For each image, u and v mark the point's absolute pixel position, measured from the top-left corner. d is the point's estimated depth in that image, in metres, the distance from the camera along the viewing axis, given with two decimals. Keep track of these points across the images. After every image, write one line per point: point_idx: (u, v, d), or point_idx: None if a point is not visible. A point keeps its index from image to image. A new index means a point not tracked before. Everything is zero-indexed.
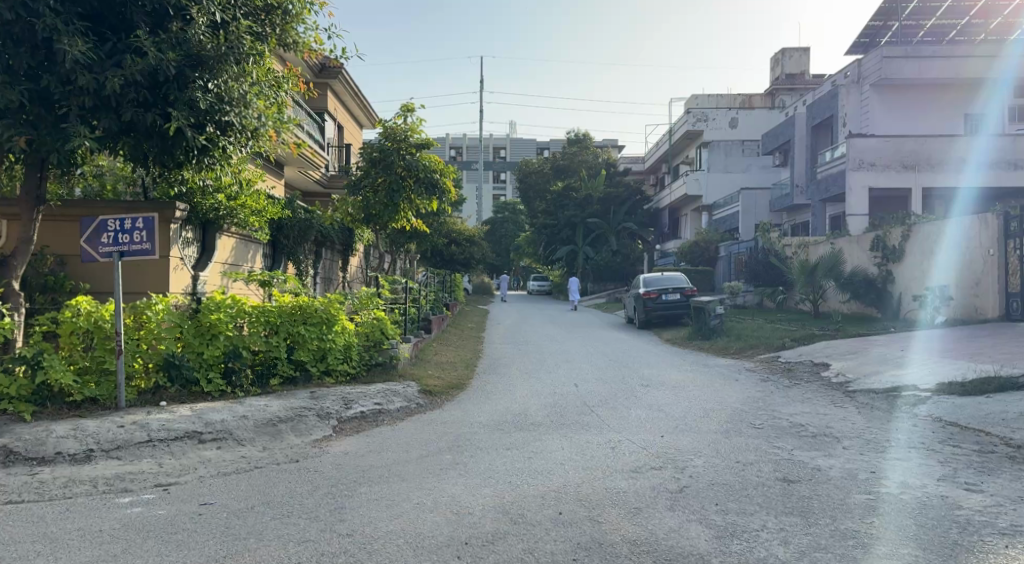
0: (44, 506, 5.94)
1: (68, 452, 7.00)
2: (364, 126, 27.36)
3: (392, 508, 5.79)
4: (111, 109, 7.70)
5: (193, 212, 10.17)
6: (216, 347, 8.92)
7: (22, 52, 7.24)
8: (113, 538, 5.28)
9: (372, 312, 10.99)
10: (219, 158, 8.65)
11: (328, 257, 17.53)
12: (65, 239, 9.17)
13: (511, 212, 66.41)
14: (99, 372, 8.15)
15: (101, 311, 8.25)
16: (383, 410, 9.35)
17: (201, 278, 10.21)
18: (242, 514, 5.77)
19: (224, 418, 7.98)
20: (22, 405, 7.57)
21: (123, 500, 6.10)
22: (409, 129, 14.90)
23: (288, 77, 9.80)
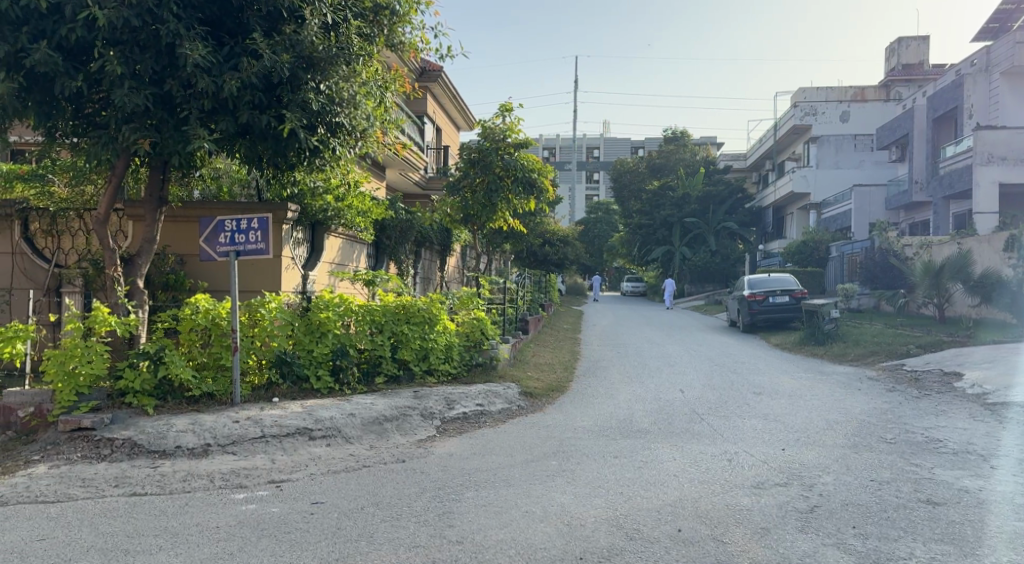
0: (165, 500, 6.10)
1: (187, 445, 7.18)
2: (461, 128, 27.52)
3: (501, 515, 5.65)
4: (228, 112, 7.87)
5: (303, 213, 10.33)
6: (325, 345, 9.05)
7: (147, 58, 7.46)
8: (230, 535, 5.35)
9: (472, 312, 10.94)
10: (329, 159, 8.77)
11: (427, 257, 17.65)
12: (184, 239, 9.41)
13: (605, 212, 65.94)
14: (215, 368, 8.37)
15: (218, 309, 8.43)
16: (485, 411, 9.26)
17: (310, 278, 10.38)
18: (353, 515, 5.75)
19: (334, 415, 8.05)
20: (145, 399, 7.81)
21: (239, 496, 6.20)
22: (507, 129, 14.80)
23: (395, 77, 9.88)
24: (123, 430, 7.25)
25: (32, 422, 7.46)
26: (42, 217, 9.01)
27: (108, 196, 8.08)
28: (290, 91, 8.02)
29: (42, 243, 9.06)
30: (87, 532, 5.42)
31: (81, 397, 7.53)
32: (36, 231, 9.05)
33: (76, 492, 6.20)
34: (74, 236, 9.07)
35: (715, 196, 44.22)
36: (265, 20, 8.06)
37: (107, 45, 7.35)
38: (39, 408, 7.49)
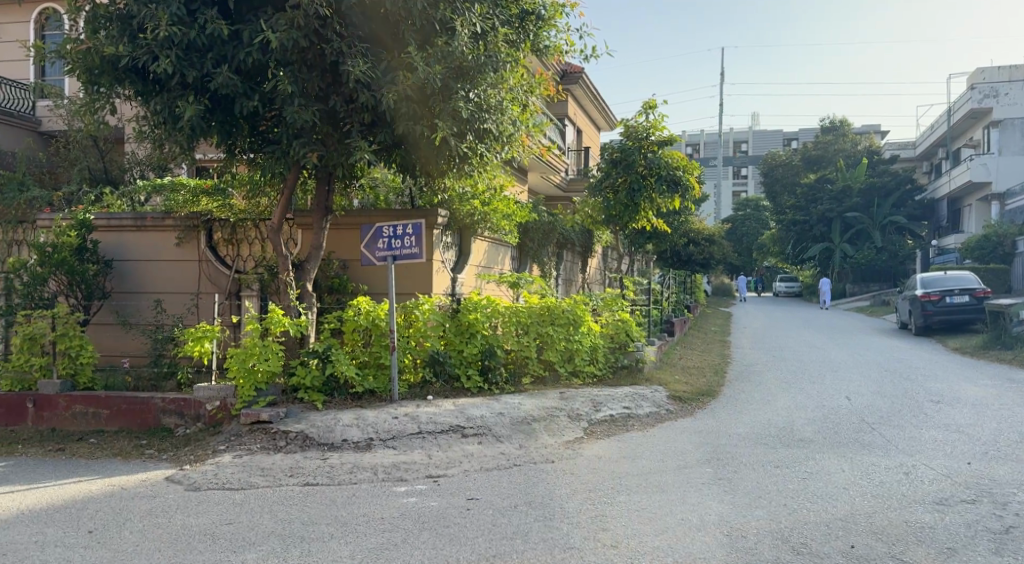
0: (333, 490, 6.45)
1: (352, 439, 7.56)
2: (602, 128, 27.39)
3: (657, 522, 5.57)
4: (386, 124, 8.28)
5: (452, 218, 10.61)
6: (474, 346, 9.25)
7: (313, 75, 7.88)
8: (393, 526, 5.59)
9: (616, 313, 10.89)
10: (477, 164, 9.00)
11: (569, 259, 17.67)
12: (347, 245, 9.89)
13: (755, 209, 63.43)
14: (376, 366, 8.74)
15: (378, 310, 8.78)
16: (633, 414, 9.15)
17: (458, 280, 10.69)
18: (507, 512, 5.85)
19: (484, 414, 8.24)
20: (315, 395, 8.27)
21: (400, 489, 6.47)
22: (650, 127, 14.65)
23: (540, 81, 10.01)
24: (296, 423, 7.74)
25: (218, 415, 8.04)
26: (224, 227, 9.78)
27: (280, 206, 8.66)
28: (442, 101, 8.31)
29: (224, 251, 9.85)
30: (266, 518, 5.83)
31: (259, 393, 8.06)
32: (218, 240, 9.85)
33: (256, 480, 6.69)
34: (251, 243, 9.81)
35: (880, 188, 41.44)
36: (419, 33, 8.35)
37: (279, 65, 7.83)
38: (223, 402, 8.06)
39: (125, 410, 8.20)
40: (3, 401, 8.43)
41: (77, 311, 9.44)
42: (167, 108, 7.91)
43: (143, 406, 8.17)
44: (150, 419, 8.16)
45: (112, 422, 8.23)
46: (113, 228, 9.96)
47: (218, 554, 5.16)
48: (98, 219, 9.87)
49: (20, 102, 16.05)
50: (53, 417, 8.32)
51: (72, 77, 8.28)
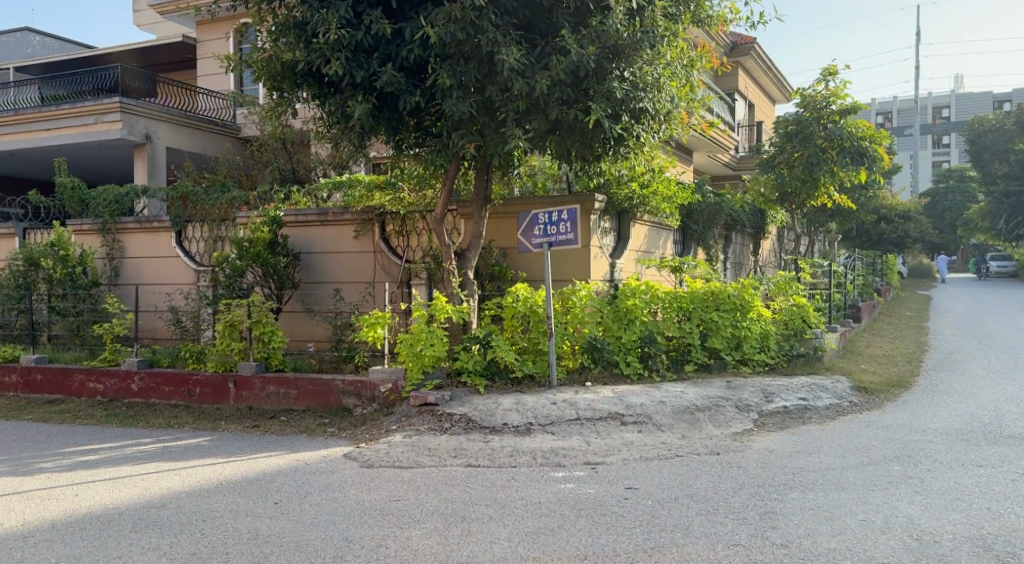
0: (494, 471, 6.52)
1: (513, 423, 7.69)
2: (777, 100, 25.99)
3: (833, 521, 5.23)
4: (540, 110, 8.22)
5: (610, 202, 10.53)
6: (633, 332, 9.15)
7: (470, 68, 8.04)
8: (550, 511, 5.57)
9: (790, 298, 10.31)
10: (633, 146, 8.91)
11: (739, 241, 16.98)
12: (505, 233, 10.04)
13: (959, 180, 57.66)
14: (535, 352, 8.83)
15: (535, 297, 8.87)
16: (810, 407, 8.65)
17: (617, 265, 10.55)
18: (667, 504, 5.72)
19: (644, 402, 8.10)
20: (478, 379, 8.46)
21: (558, 475, 6.47)
22: (830, 95, 13.73)
23: (702, 54, 9.69)
24: (460, 406, 7.98)
25: (391, 396, 8.45)
26: (395, 219, 10.20)
27: (442, 197, 8.97)
28: (596, 83, 8.21)
29: (395, 242, 10.31)
30: (432, 496, 5.85)
31: (426, 376, 8.36)
32: (390, 231, 10.31)
33: (423, 459, 6.82)
34: (418, 234, 10.17)
35: None
36: (573, 16, 8.31)
37: (439, 60, 8.06)
38: (395, 385, 8.47)
39: (309, 390, 8.81)
40: (208, 382, 9.29)
41: (271, 300, 10.36)
42: (340, 108, 8.40)
43: (325, 387, 8.74)
44: (331, 399, 8.71)
45: (300, 401, 8.88)
46: (300, 223, 10.77)
47: (387, 528, 5.23)
48: (287, 215, 10.72)
49: (221, 111, 17.72)
50: (251, 396, 9.09)
51: (259, 83, 8.93)
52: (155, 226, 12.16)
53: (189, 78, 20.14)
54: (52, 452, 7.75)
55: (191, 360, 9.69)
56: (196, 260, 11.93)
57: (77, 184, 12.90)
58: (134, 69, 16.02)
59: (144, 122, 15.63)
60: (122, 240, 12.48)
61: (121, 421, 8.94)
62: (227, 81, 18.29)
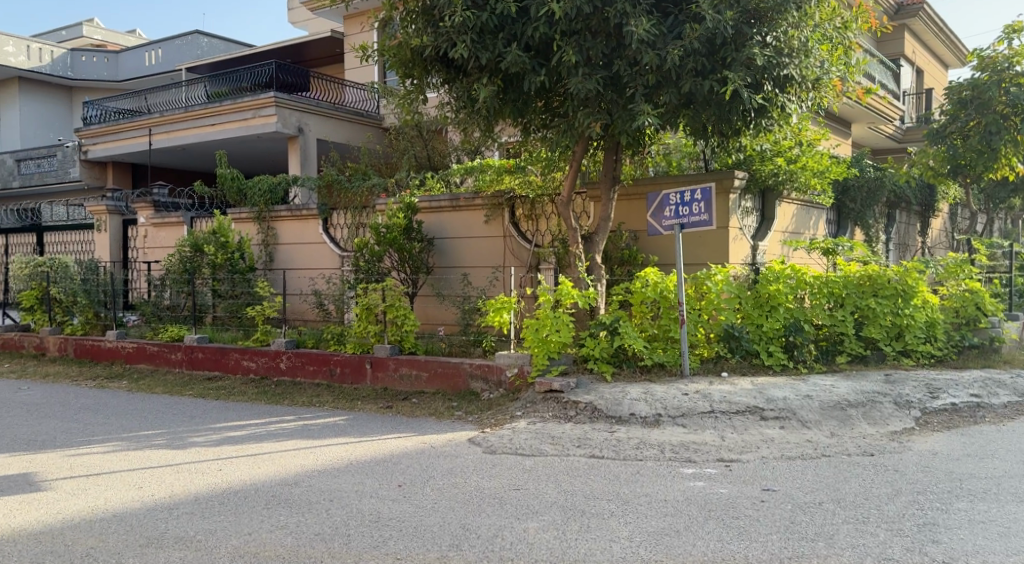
0: (619, 465, 6.20)
1: (640, 414, 7.33)
2: (951, 65, 23.64)
3: (1008, 540, 4.56)
4: (672, 83, 7.78)
5: (753, 179, 9.87)
6: (776, 320, 8.52)
7: (598, 43, 7.71)
8: (676, 511, 5.19)
9: (963, 283, 9.30)
10: (777, 118, 8.26)
11: (903, 221, 15.56)
12: (636, 216, 9.65)
13: None
14: (666, 339, 8.42)
15: (666, 282, 8.40)
16: (984, 405, 7.71)
17: (761, 248, 9.88)
18: (810, 510, 5.21)
19: (787, 396, 7.50)
20: (604, 366, 8.18)
21: (688, 472, 6.07)
22: (1013, 56, 12.22)
23: (859, 14, 8.83)
24: (586, 394, 7.70)
25: (517, 382, 8.34)
26: (524, 203, 10.03)
27: (569, 178, 8.70)
28: (734, 50, 7.65)
29: (525, 226, 10.15)
30: (552, 488, 5.60)
31: (552, 362, 8.16)
32: (520, 216, 10.15)
33: (546, 448, 6.61)
34: (548, 218, 9.95)
35: None
36: None
37: (564, 37, 7.77)
38: (521, 370, 8.34)
39: (439, 373, 8.85)
40: (347, 362, 9.55)
41: (405, 285, 10.48)
42: (466, 92, 8.35)
43: (454, 370, 8.75)
44: (459, 382, 8.72)
45: (431, 384, 8.94)
46: (433, 209, 10.84)
47: (504, 519, 5.00)
48: (421, 202, 10.82)
49: (366, 102, 18.27)
50: (385, 377, 9.26)
51: (391, 72, 8.96)
52: (304, 214, 12.62)
53: (337, 71, 20.92)
54: (204, 427, 8.16)
55: (332, 341, 10.01)
56: (341, 246, 12.30)
57: (237, 174, 13.61)
58: (287, 65, 16.76)
59: (296, 115, 16.35)
60: (276, 228, 13.05)
61: (268, 398, 9.34)
62: (371, 73, 18.83)
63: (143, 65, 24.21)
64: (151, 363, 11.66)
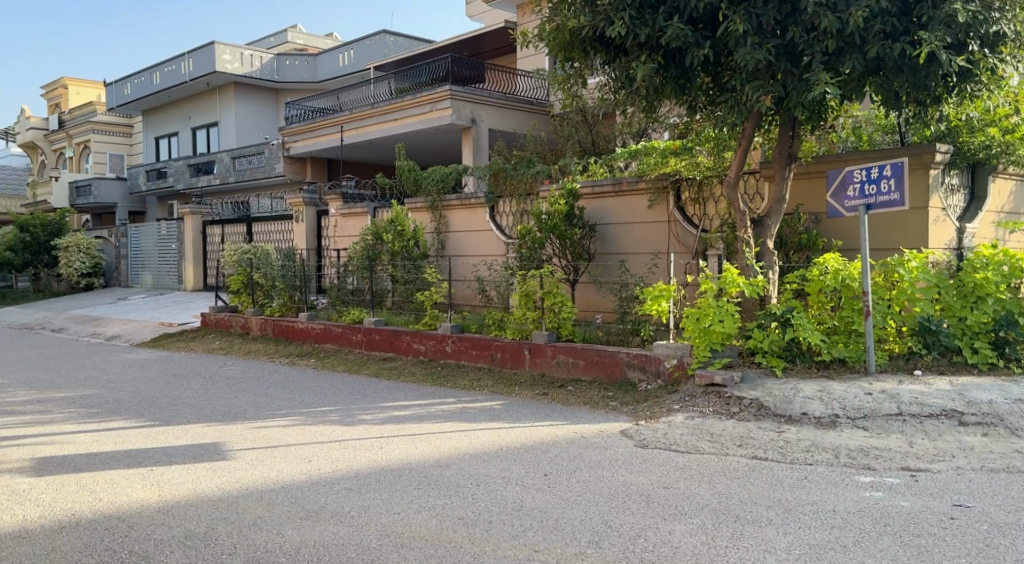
0: (784, 469, 5.72)
1: (814, 414, 6.73)
2: None
3: None
4: (856, 48, 7.05)
5: (957, 153, 8.78)
6: (983, 313, 7.53)
7: (769, 9, 7.12)
8: (846, 523, 4.67)
9: None
10: (986, 81, 7.26)
11: None
12: (816, 197, 8.90)
13: None
14: (847, 333, 7.70)
15: (849, 269, 7.68)
16: None
17: (968, 230, 8.76)
18: (1011, 533, 4.50)
19: (993, 399, 6.59)
20: (774, 360, 7.61)
21: (864, 480, 5.47)
22: None
23: None
24: (752, 390, 7.21)
25: (676, 373, 7.97)
26: (690, 186, 9.52)
27: (738, 157, 8.16)
28: (932, 7, 6.80)
29: (692, 210, 9.66)
30: (705, 489, 5.26)
31: (716, 354, 7.71)
32: (686, 200, 9.68)
33: (703, 446, 6.24)
34: (716, 202, 9.36)
35: None
36: None
37: (732, 5, 7.26)
38: (680, 361, 7.96)
39: (596, 361, 8.67)
40: (507, 347, 9.61)
41: (567, 273, 10.46)
42: (625, 71, 8.04)
43: (611, 359, 8.53)
44: (616, 371, 8.48)
45: (588, 371, 8.77)
46: (596, 195, 10.63)
47: (650, 519, 4.74)
48: (585, 187, 10.65)
49: (537, 90, 18.29)
50: (543, 363, 9.21)
51: (550, 56, 8.83)
52: (472, 202, 12.87)
53: (511, 60, 21.15)
54: (373, 406, 8.53)
55: (493, 327, 10.11)
56: (506, 233, 12.41)
57: (413, 166, 14.23)
58: (463, 58, 17.15)
59: (470, 106, 16.71)
60: (447, 216, 13.39)
61: (432, 380, 9.62)
62: (543, 60, 18.84)
63: (337, 65, 25.78)
64: (335, 343, 12.43)
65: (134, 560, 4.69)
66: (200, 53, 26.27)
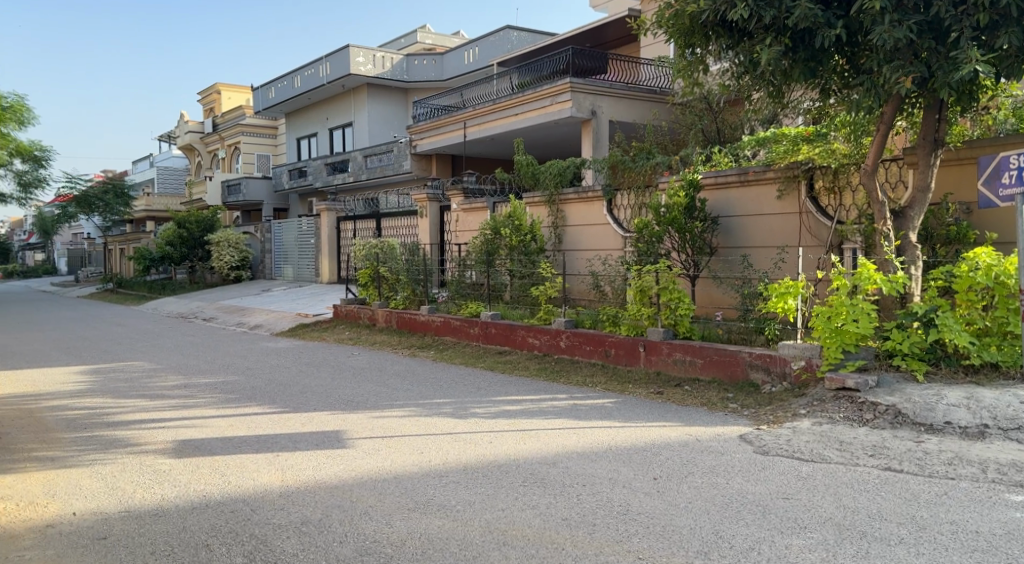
0: (922, 483, 5.23)
1: (959, 424, 6.14)
2: None
3: None
4: (1012, 20, 6.38)
5: None
6: None
7: None
8: (991, 547, 4.20)
9: None
10: None
11: None
12: (967, 185, 8.12)
13: None
14: (1001, 335, 6.98)
15: (1004, 265, 6.96)
16: None
17: None
18: None
19: None
20: (915, 363, 7.00)
21: (1016, 499, 4.91)
22: None
23: None
24: (888, 396, 6.67)
25: (803, 376, 7.50)
26: (824, 175, 8.92)
27: (876, 143, 7.57)
28: None
29: (826, 201, 9.06)
30: (829, 501, 4.89)
31: (849, 355, 7.19)
32: (819, 189, 9.08)
33: (830, 454, 5.82)
34: (853, 191, 8.69)
35: None
36: None
37: None
38: (809, 363, 7.49)
39: (715, 361, 8.30)
40: (622, 344, 9.39)
41: (687, 268, 10.11)
42: (749, 56, 7.62)
43: (732, 358, 8.15)
44: (738, 371, 8.09)
45: (706, 371, 8.41)
46: (720, 186, 10.19)
47: (766, 531, 4.45)
48: (708, 178, 10.23)
49: (660, 79, 17.80)
50: (660, 361, 8.91)
51: (670, 43, 8.51)
52: (590, 195, 12.69)
53: (634, 50, 20.73)
54: (487, 400, 8.55)
55: (607, 323, 9.90)
56: (624, 227, 12.13)
57: (531, 160, 14.22)
58: (585, 50, 16.93)
59: (590, 98, 16.49)
60: (564, 210, 13.27)
61: (546, 375, 9.55)
62: (668, 48, 18.35)
63: (463, 63, 26.16)
64: (454, 336, 12.60)
65: (253, 544, 4.88)
66: (336, 56, 27.41)
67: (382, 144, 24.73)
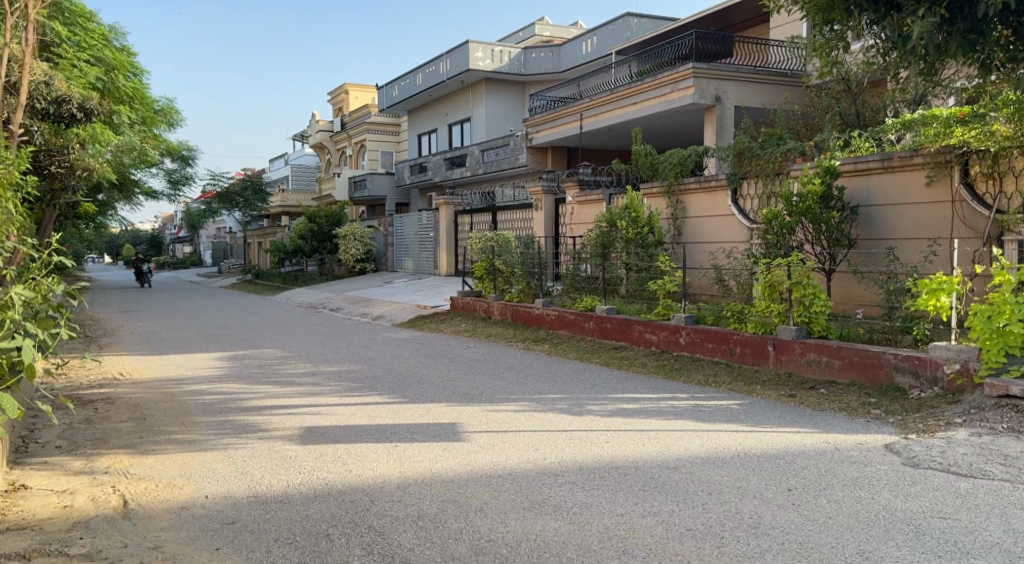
0: None
1: None
2: None
3: None
4: None
5: None
6: None
7: None
8: None
9: None
10: None
11: None
12: None
13: None
14: None
15: None
16: None
17: None
18: None
19: None
20: None
21: None
22: None
23: None
24: None
25: (957, 381, 6.83)
26: (982, 159, 8.10)
27: None
28: None
29: (983, 188, 8.23)
30: (994, 524, 4.35)
31: (1012, 359, 6.47)
32: (976, 175, 8.26)
33: (992, 470, 5.21)
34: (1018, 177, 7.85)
35: None
36: None
37: None
38: (964, 367, 6.80)
39: (856, 363, 7.71)
40: (749, 342, 8.90)
41: (822, 262, 9.48)
42: (897, 30, 6.99)
43: (874, 360, 7.54)
44: (881, 375, 7.48)
45: (845, 374, 7.83)
46: (860, 172, 9.47)
47: (920, 555, 3.99)
48: (845, 164, 9.53)
49: (791, 61, 16.87)
50: (792, 362, 8.38)
51: (806, 19, 7.93)
52: (713, 185, 12.16)
53: (762, 32, 19.79)
54: (603, 396, 8.29)
55: (733, 320, 9.42)
56: (750, 218, 11.54)
57: (650, 150, 13.78)
58: (710, 34, 16.25)
59: (715, 84, 15.83)
60: (684, 201, 12.79)
61: (667, 372, 9.18)
62: (800, 28, 17.38)
63: (581, 53, 25.82)
64: (569, 330, 12.39)
65: (371, 535, 4.85)
66: (456, 52, 27.73)
67: (499, 137, 24.80)
